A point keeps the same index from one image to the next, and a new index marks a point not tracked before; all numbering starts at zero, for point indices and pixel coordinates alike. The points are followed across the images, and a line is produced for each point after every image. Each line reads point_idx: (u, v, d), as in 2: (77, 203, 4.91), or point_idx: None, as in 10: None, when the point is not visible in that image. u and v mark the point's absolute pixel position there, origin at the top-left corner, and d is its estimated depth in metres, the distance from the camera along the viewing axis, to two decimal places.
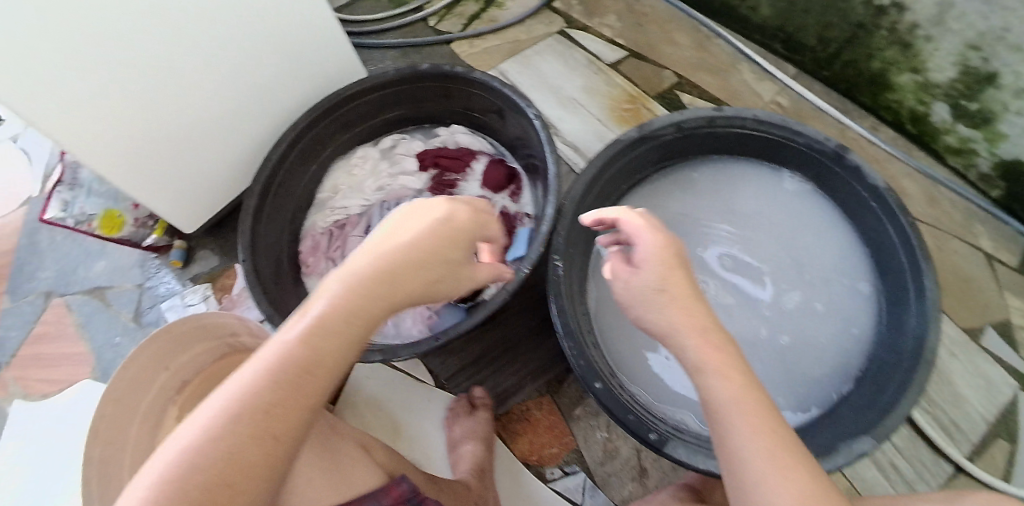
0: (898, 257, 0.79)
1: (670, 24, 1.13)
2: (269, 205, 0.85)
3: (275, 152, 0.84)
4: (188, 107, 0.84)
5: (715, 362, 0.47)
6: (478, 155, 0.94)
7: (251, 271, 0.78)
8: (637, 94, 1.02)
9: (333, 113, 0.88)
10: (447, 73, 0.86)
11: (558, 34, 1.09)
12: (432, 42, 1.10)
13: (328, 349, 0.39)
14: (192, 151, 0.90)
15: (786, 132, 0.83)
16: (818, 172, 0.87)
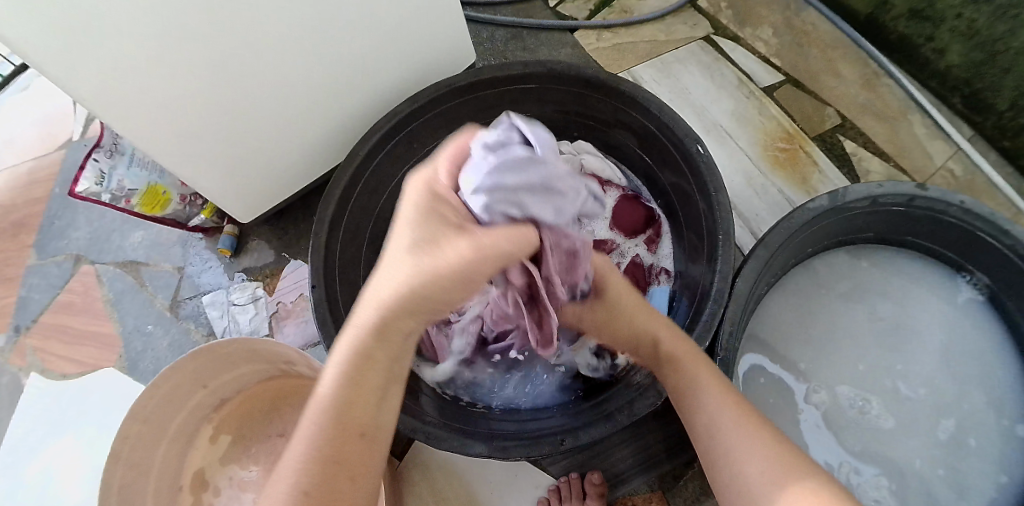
0: None
1: (837, 49, 0.91)
2: (351, 212, 0.71)
3: (357, 152, 0.68)
4: (263, 89, 0.69)
5: (700, 373, 0.49)
6: (607, 185, 0.77)
7: (324, 302, 0.63)
8: (794, 133, 0.84)
9: (438, 106, 0.72)
10: (592, 83, 0.69)
11: (703, 39, 0.90)
12: (550, 28, 0.91)
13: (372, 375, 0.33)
14: (252, 136, 0.74)
15: (988, 229, 0.67)
16: (1014, 284, 0.70)
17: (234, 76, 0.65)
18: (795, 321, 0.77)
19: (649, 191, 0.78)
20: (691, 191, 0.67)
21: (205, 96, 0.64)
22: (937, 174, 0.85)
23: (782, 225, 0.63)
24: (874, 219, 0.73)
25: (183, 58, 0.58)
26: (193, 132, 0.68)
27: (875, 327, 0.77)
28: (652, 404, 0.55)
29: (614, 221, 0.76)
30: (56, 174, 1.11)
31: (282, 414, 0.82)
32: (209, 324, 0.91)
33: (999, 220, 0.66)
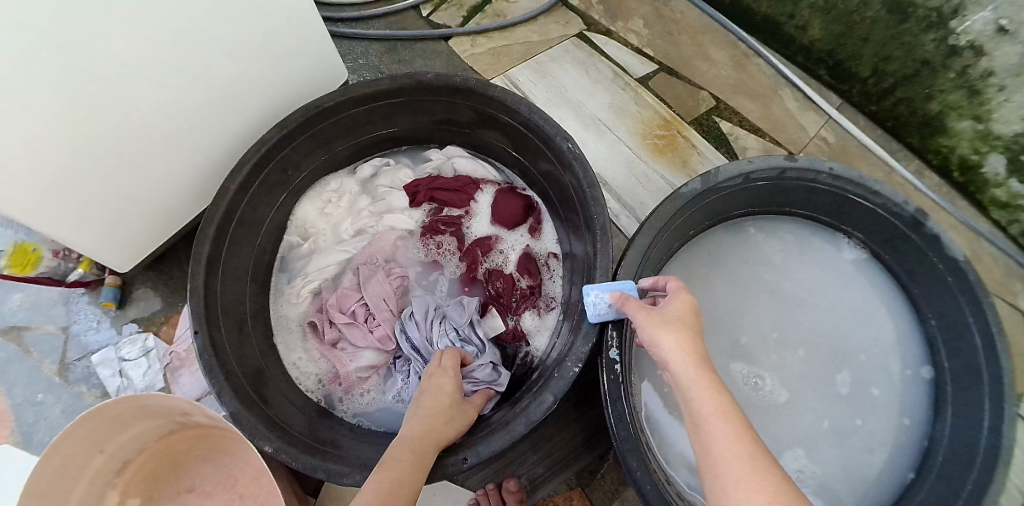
0: (980, 370, 0.68)
1: (705, 35, 0.95)
2: (226, 252, 0.68)
3: (225, 188, 0.65)
4: (128, 136, 0.66)
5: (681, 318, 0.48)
6: (482, 185, 0.78)
7: (207, 346, 0.61)
8: (671, 119, 0.87)
9: (310, 129, 0.70)
10: (458, 90, 0.69)
11: (577, 36, 0.92)
12: (426, 38, 0.90)
13: (436, 425, 0.54)
14: (123, 182, 0.70)
15: (858, 191, 0.72)
16: (892, 238, 0.76)
17: (97, 125, 0.62)
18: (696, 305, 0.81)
19: (520, 180, 0.79)
20: (567, 188, 0.68)
21: (69, 151, 0.61)
22: (811, 143, 0.91)
23: (657, 214, 0.65)
24: (752, 193, 0.77)
25: (38, 113, 0.55)
26: (58, 192, 0.63)
27: (764, 301, 0.82)
28: (548, 404, 0.57)
29: (494, 216, 0.76)
30: None
31: (188, 467, 0.78)
32: (103, 384, 0.86)
33: (866, 182, 0.71)
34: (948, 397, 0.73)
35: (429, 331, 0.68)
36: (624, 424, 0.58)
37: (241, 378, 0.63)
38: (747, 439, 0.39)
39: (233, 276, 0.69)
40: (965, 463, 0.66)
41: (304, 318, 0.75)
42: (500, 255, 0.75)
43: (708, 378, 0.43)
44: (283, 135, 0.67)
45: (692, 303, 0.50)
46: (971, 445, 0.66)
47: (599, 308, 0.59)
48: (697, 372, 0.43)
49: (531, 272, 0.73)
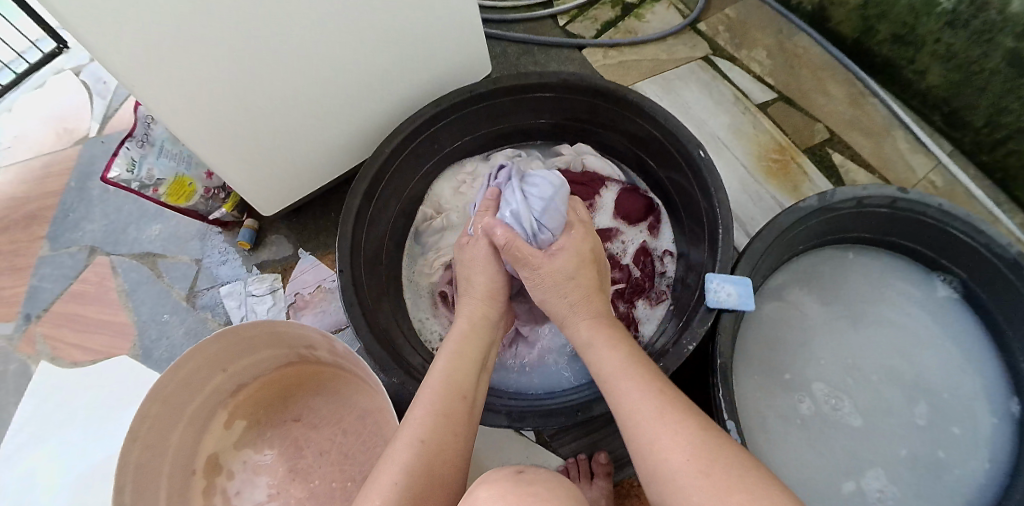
0: None
1: (824, 72, 0.98)
2: (374, 205, 0.74)
3: (382, 149, 0.72)
4: (298, 88, 0.74)
5: (671, 441, 0.42)
6: (608, 182, 0.83)
7: (349, 284, 0.67)
8: (786, 145, 0.91)
9: (461, 110, 0.77)
10: (600, 89, 0.74)
11: (702, 59, 0.98)
12: (562, 45, 0.98)
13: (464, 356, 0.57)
14: (282, 130, 0.79)
15: (963, 229, 0.74)
16: (990, 282, 0.77)
17: (277, 73, 0.70)
18: (798, 323, 0.83)
19: (644, 182, 0.84)
20: (692, 190, 0.72)
21: (245, 92, 0.69)
22: (919, 185, 0.92)
23: (777, 222, 0.68)
24: (861, 219, 0.80)
25: (240, 51, 0.64)
26: (229, 124, 0.72)
27: (854, 330, 0.83)
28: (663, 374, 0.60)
29: (617, 211, 0.81)
30: (67, 170, 1.13)
31: (296, 399, 0.85)
32: (227, 314, 0.94)
33: (973, 221, 0.73)
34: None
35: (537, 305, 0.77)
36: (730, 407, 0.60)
37: (374, 316, 0.70)
38: (673, 403, 0.46)
39: (378, 226, 0.77)
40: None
41: (434, 288, 0.81)
42: (618, 246, 0.80)
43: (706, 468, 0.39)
44: (435, 113, 0.74)
45: (686, 427, 0.43)
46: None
47: (720, 296, 0.62)
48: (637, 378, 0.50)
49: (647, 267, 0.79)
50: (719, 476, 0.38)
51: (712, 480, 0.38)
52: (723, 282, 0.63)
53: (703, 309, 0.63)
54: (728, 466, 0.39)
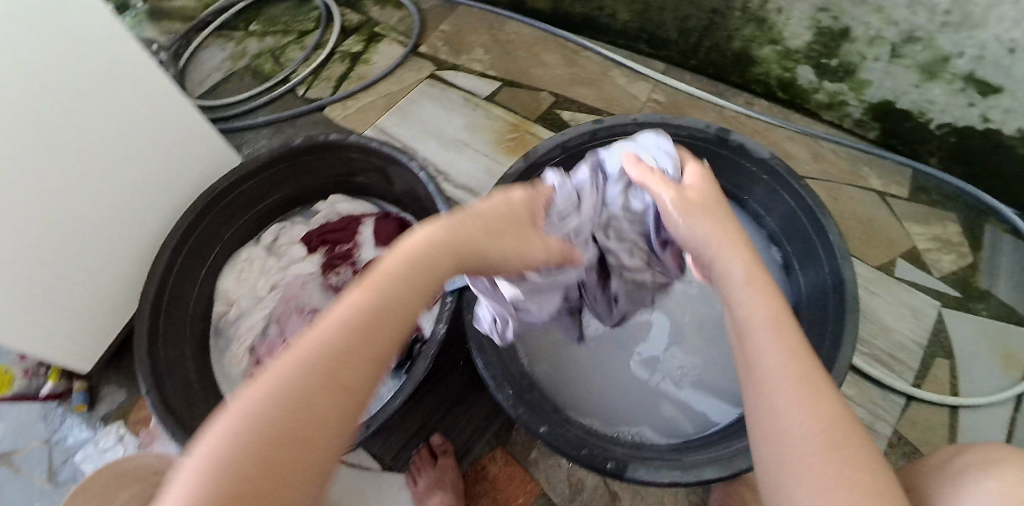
0: (812, 240, 0.78)
1: (537, 46, 1.11)
2: (163, 323, 0.78)
3: (152, 271, 0.77)
4: (70, 246, 0.75)
5: (749, 301, 0.44)
6: (363, 219, 0.90)
7: (160, 401, 0.69)
8: (518, 122, 1.01)
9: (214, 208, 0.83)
10: (321, 144, 0.83)
11: (429, 78, 1.07)
12: (304, 112, 1.06)
13: (379, 316, 0.33)
14: (75, 289, 0.79)
15: (667, 129, 0.84)
16: (711, 162, 0.88)
17: (44, 239, 0.71)
18: None
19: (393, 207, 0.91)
20: (423, 199, 0.81)
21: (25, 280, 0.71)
22: (646, 107, 1.04)
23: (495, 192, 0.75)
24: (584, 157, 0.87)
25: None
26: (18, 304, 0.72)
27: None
28: (427, 362, 0.68)
29: (376, 240, 0.87)
30: None
31: None
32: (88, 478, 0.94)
33: (670, 121, 0.83)
34: (796, 274, 0.84)
35: None
36: (489, 361, 0.66)
37: (192, 424, 0.72)
38: (762, 271, 0.46)
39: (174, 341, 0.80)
40: (821, 319, 0.74)
41: (248, 371, 0.83)
42: None
43: (789, 339, 0.42)
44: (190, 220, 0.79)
45: (753, 279, 0.45)
46: (822, 303, 0.75)
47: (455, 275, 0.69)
48: (750, 274, 0.46)
49: None
50: (799, 354, 0.41)
51: (788, 348, 0.41)
52: None
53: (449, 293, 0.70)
54: (840, 433, 0.37)
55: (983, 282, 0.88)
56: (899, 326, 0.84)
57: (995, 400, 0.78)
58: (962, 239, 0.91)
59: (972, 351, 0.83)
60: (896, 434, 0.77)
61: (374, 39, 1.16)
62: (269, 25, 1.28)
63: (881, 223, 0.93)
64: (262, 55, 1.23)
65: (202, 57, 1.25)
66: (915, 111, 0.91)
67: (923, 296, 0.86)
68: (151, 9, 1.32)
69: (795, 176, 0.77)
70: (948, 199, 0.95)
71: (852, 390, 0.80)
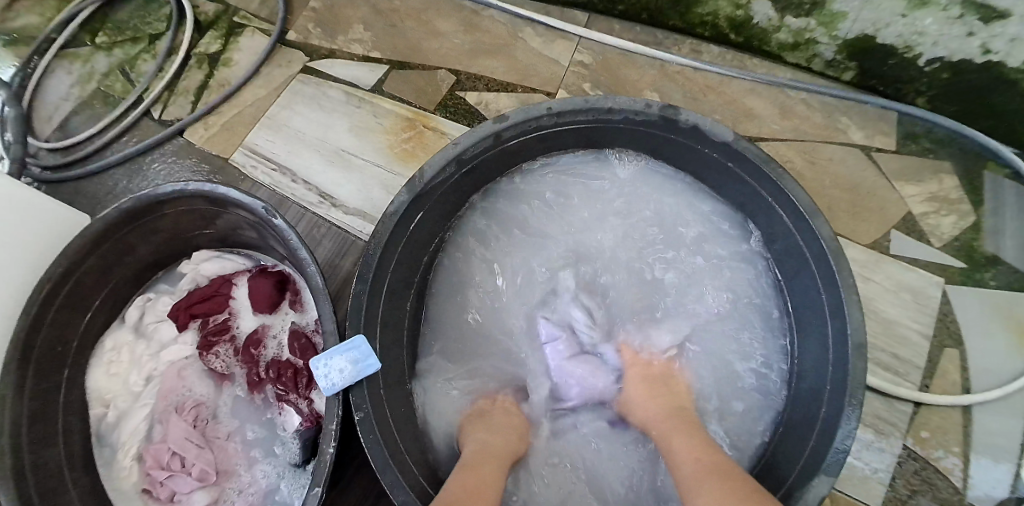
0: (797, 241, 0.61)
1: (427, 12, 0.90)
2: (31, 455, 0.64)
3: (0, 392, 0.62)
4: None
5: (661, 431, 0.55)
6: (236, 278, 0.72)
7: None
8: (415, 116, 0.83)
9: (55, 302, 0.66)
10: (164, 200, 0.65)
11: (302, 73, 0.89)
12: (162, 140, 0.89)
13: (477, 485, 0.45)
14: None
15: (595, 114, 0.63)
16: (659, 143, 0.68)
17: None
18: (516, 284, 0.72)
19: (271, 257, 0.74)
20: (293, 254, 0.64)
21: None
22: (571, 73, 0.85)
23: (376, 241, 0.57)
24: (494, 162, 0.68)
25: None
26: None
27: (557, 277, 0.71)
28: (319, 496, 0.52)
29: (253, 306, 0.70)
30: None
31: None
32: None
33: (596, 102, 0.61)
34: (782, 282, 0.68)
35: (226, 450, 0.68)
36: (403, 487, 0.50)
37: None
38: (678, 409, 0.58)
39: (51, 470, 0.66)
40: (821, 351, 0.59)
41: (140, 485, 0.71)
42: (274, 342, 0.69)
43: (692, 440, 0.51)
44: (32, 319, 0.64)
45: (661, 402, 0.59)
46: (819, 329, 0.60)
47: (332, 377, 0.52)
48: (666, 420, 0.56)
49: (308, 350, 0.67)
50: (702, 450, 0.48)
51: (692, 450, 0.49)
52: (330, 358, 0.53)
53: (327, 396, 0.53)
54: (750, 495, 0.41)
55: (991, 244, 0.75)
56: (899, 315, 0.72)
57: (1011, 392, 0.67)
58: (963, 195, 0.77)
59: (983, 332, 0.71)
60: (907, 450, 0.66)
61: (233, 32, 0.98)
62: (118, 34, 1.05)
63: (869, 187, 0.78)
64: (112, 74, 1.03)
65: (50, 85, 1.02)
66: (900, 45, 0.73)
67: (923, 275, 0.73)
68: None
69: (775, 167, 0.58)
70: (943, 144, 0.79)
71: None
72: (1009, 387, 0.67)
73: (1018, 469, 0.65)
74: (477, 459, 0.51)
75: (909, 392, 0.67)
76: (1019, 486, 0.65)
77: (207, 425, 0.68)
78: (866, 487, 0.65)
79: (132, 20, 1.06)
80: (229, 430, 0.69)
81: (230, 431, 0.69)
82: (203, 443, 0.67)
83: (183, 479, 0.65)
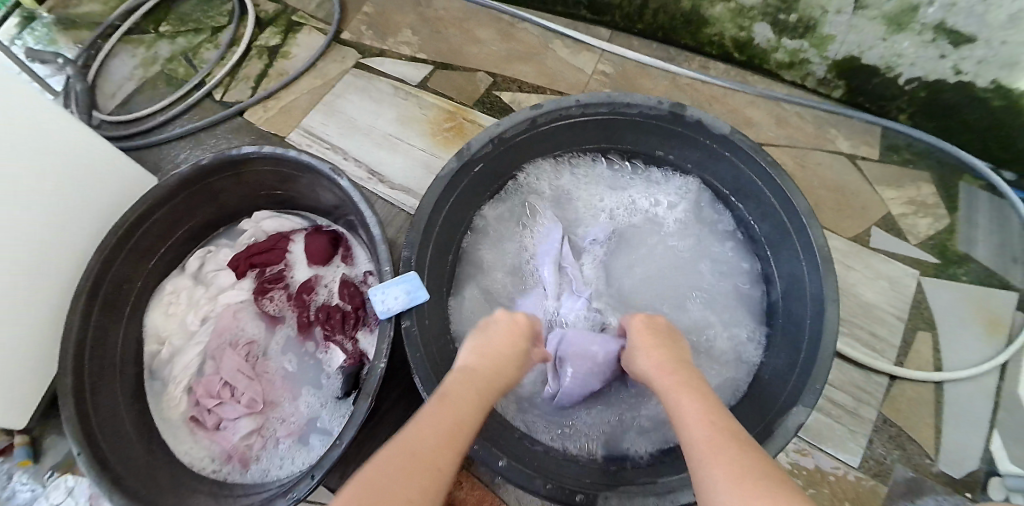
0: (784, 222, 0.70)
1: (468, 22, 1.01)
2: (89, 377, 0.71)
3: (69, 316, 0.70)
4: None
5: (689, 415, 0.45)
6: (293, 235, 0.81)
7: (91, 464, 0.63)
8: (455, 109, 0.92)
9: (126, 242, 0.75)
10: (235, 158, 0.75)
11: (353, 69, 0.99)
12: (223, 119, 0.99)
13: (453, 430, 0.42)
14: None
15: (615, 108, 0.74)
16: (667, 140, 0.79)
17: None
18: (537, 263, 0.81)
19: (326, 219, 0.82)
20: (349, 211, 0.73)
21: None
22: (593, 80, 0.97)
23: (427, 199, 0.66)
24: (527, 148, 0.78)
25: None
26: None
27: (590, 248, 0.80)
28: (368, 407, 0.59)
29: (308, 259, 0.78)
30: None
31: None
32: None
33: (616, 98, 0.73)
34: (773, 261, 0.75)
35: (274, 385, 0.75)
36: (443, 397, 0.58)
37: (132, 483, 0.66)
38: (698, 388, 0.49)
39: (106, 393, 0.73)
40: (802, 320, 0.67)
41: (186, 416, 0.77)
42: (324, 291, 0.77)
43: (706, 406, 0.46)
44: (105, 256, 0.72)
45: (699, 399, 0.47)
46: (802, 296, 0.68)
47: (388, 302, 0.61)
48: (687, 398, 0.47)
49: (354, 298, 0.75)
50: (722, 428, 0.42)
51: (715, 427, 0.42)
52: (385, 288, 0.61)
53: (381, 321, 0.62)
54: (763, 472, 0.36)
55: (963, 244, 0.84)
56: (876, 299, 0.80)
57: (979, 371, 0.75)
58: (939, 201, 0.86)
59: (954, 320, 0.79)
60: (883, 417, 0.74)
61: (292, 30, 1.10)
62: (181, 25, 1.18)
63: (854, 189, 0.88)
64: (175, 60, 1.14)
65: (113, 65, 1.14)
66: (883, 66, 0.84)
67: (900, 266, 0.82)
68: (56, 19, 1.19)
69: (767, 157, 0.68)
70: (922, 157, 0.89)
71: (834, 373, 0.76)
72: (977, 368, 0.75)
73: (983, 440, 0.72)
74: (472, 374, 0.50)
75: (886, 364, 0.75)
76: (983, 456, 0.72)
77: (259, 361, 0.76)
78: (845, 447, 0.72)
79: (195, 14, 1.18)
80: (277, 366, 0.76)
81: (279, 367, 0.76)
82: (255, 377, 0.74)
83: (235, 406, 0.73)
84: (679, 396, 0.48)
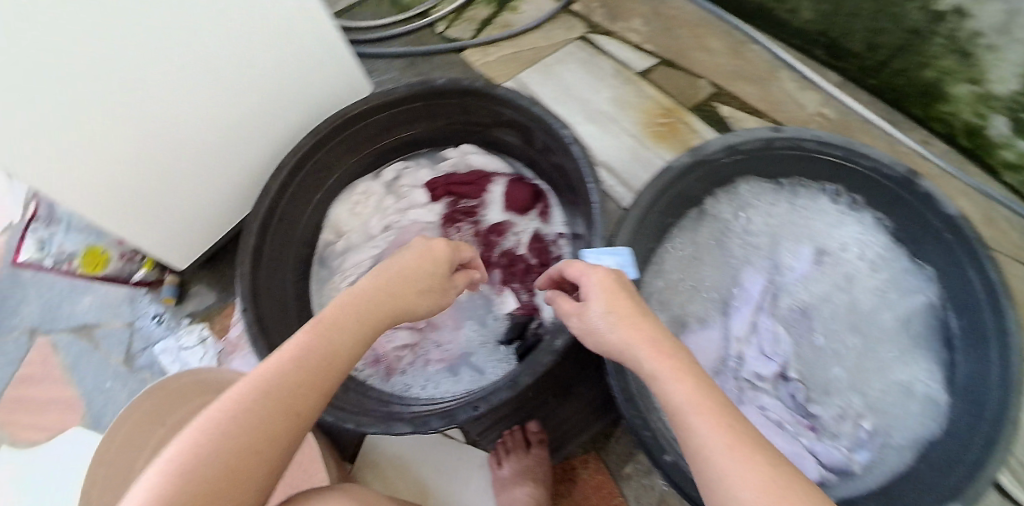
0: (987, 328, 0.65)
1: (700, 28, 1.02)
2: (269, 244, 0.73)
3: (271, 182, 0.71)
4: (193, 152, 0.72)
5: (663, 379, 0.39)
6: (494, 177, 0.83)
7: (253, 323, 0.65)
8: (672, 108, 0.94)
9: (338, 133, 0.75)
10: (467, 88, 0.73)
11: (580, 39, 1.00)
12: (443, 51, 1.02)
13: (337, 353, 0.41)
14: (189, 189, 0.76)
15: (848, 157, 0.72)
16: (886, 204, 0.75)
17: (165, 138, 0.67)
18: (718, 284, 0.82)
19: (530, 171, 0.83)
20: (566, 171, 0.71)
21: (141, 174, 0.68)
22: (812, 121, 0.94)
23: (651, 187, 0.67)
24: (746, 168, 0.78)
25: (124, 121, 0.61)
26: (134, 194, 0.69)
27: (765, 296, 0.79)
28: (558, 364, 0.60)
29: (506, 204, 0.80)
30: None
31: None
32: (161, 369, 0.94)
33: (853, 147, 0.71)
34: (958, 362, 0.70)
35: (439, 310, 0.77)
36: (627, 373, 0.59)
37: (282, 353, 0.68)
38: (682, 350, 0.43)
39: (277, 265, 0.75)
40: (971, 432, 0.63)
41: None
42: (513, 238, 0.78)
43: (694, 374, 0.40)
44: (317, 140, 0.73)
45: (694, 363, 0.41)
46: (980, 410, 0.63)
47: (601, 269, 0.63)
48: (657, 357, 0.41)
49: (543, 254, 0.77)
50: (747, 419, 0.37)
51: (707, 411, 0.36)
52: (600, 255, 0.65)
53: None
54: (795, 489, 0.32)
55: None
56: None
57: None
58: None
59: None
60: None
61: None
62: None
63: None
64: None
65: None
66: None
67: None
68: None
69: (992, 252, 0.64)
70: None
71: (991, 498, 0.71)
72: None
73: None
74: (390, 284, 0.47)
75: None
76: None
77: None
78: None
79: None
80: None
81: None
82: None
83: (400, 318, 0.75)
84: (643, 360, 0.42)
